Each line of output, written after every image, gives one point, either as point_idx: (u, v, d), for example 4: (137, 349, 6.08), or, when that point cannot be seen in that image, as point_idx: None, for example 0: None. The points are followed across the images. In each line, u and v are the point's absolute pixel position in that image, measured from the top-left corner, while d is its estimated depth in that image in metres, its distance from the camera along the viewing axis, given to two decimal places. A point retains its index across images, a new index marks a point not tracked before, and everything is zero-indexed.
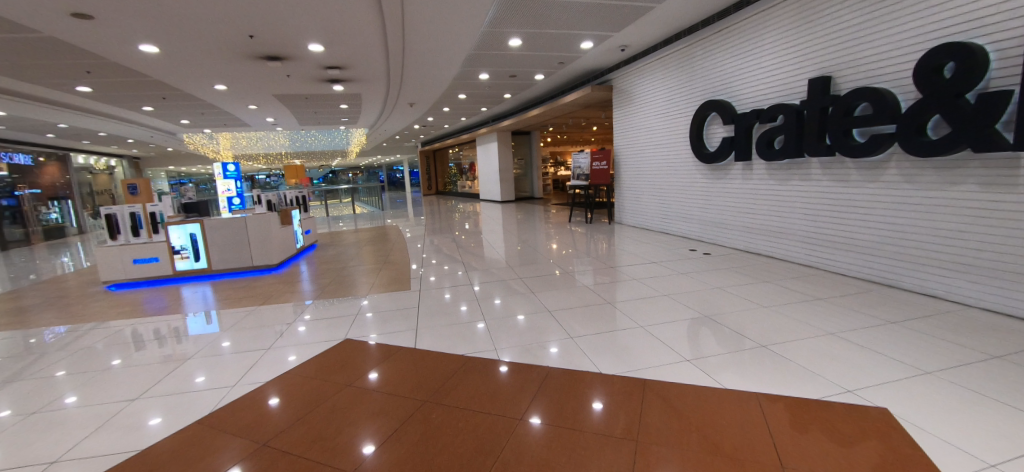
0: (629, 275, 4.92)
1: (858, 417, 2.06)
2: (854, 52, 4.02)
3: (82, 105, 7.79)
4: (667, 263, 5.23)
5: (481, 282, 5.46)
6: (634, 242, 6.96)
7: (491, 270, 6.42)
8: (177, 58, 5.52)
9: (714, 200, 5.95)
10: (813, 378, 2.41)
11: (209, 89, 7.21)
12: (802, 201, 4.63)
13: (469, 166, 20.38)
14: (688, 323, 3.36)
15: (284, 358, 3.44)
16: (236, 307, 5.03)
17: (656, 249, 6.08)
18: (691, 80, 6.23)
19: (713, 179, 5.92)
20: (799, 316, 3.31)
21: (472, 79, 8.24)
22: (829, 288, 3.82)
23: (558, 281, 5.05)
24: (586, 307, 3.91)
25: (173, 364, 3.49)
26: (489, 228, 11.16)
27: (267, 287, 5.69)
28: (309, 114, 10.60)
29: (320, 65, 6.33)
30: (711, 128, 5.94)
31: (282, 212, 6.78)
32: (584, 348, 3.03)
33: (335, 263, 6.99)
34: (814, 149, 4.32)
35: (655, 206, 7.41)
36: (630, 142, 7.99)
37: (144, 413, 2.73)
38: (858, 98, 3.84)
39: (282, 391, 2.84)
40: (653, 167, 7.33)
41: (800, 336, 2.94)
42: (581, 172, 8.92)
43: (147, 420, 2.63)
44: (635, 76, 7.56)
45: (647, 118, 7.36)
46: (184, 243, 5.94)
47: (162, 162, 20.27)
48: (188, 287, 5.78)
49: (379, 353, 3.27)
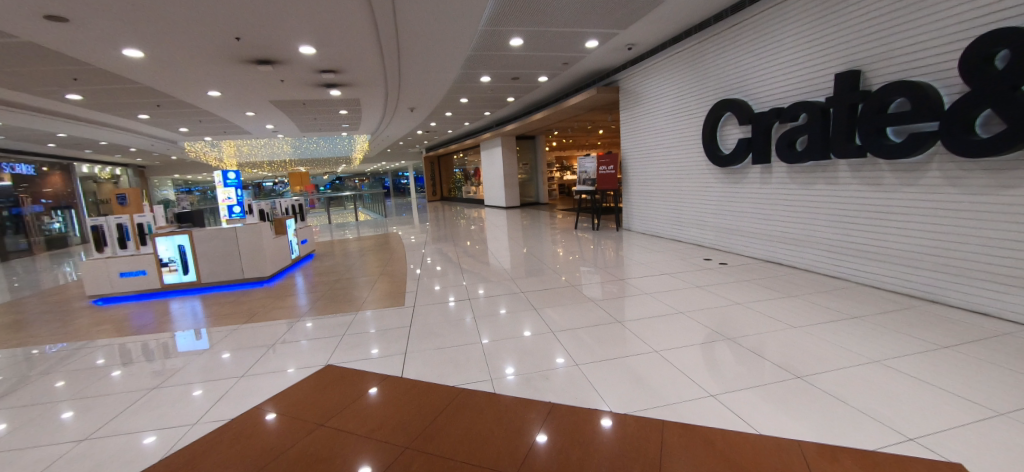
0: (640, 287, 4.57)
1: (906, 459, 1.80)
2: (888, 43, 3.67)
3: (77, 114, 7.65)
4: (680, 273, 4.88)
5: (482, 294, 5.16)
6: (644, 250, 6.61)
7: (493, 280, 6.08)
8: (164, 62, 5.31)
9: (729, 206, 5.60)
10: (853, 413, 2.12)
11: (203, 95, 7.01)
12: (828, 207, 4.27)
13: (473, 171, 20.14)
14: (708, 346, 3.01)
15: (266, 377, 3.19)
16: (223, 322, 4.77)
17: (667, 259, 5.72)
18: (703, 79, 5.89)
19: (727, 184, 5.57)
20: (834, 338, 2.95)
21: (473, 82, 7.97)
22: (864, 305, 3.45)
23: (564, 294, 4.70)
24: (594, 325, 3.55)
25: (142, 390, 3.19)
26: (493, 234, 10.85)
27: (259, 300, 5.43)
28: (309, 120, 10.41)
29: (314, 68, 6.09)
30: (725, 129, 5.58)
31: (276, 221, 6.55)
32: (591, 372, 2.74)
33: (332, 274, 6.72)
34: (842, 151, 3.96)
35: (665, 211, 7.05)
36: (638, 145, 7.67)
37: (108, 444, 2.50)
38: (893, 93, 3.48)
39: (254, 425, 2.51)
40: (663, 171, 6.98)
41: (839, 365, 2.58)
42: (587, 176, 8.58)
43: (110, 453, 2.40)
44: (642, 76, 7.25)
45: (656, 120, 7.03)
46: (172, 255, 5.69)
47: (167, 171, 20.27)
48: (176, 301, 5.53)
49: (366, 379, 2.94)
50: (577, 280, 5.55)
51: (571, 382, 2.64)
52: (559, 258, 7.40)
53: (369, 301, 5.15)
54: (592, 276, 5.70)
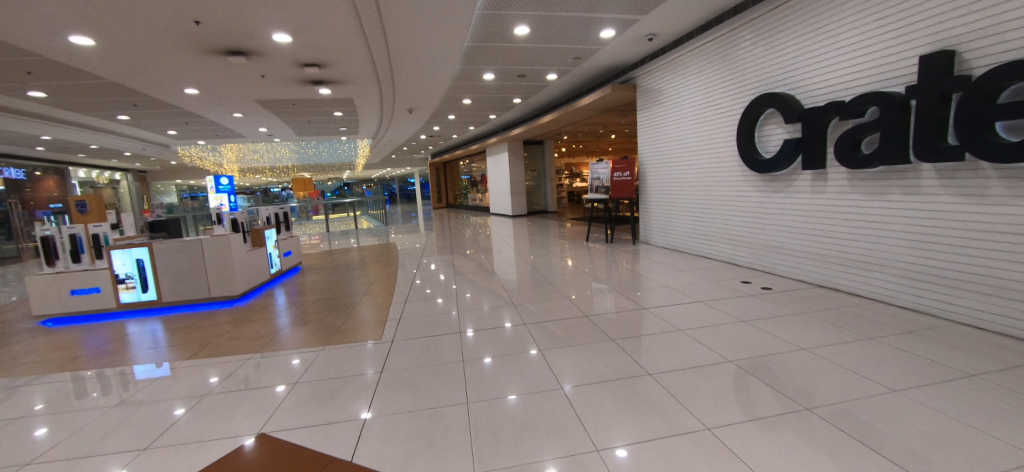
0: (669, 318, 3.75)
1: None
2: (995, 15, 2.88)
3: (50, 115, 7.09)
4: (716, 299, 4.06)
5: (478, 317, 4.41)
6: (667, 266, 5.80)
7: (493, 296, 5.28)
8: (122, 53, 4.69)
9: (770, 219, 4.80)
10: None
11: (179, 93, 6.41)
12: (907, 225, 3.46)
13: (479, 178, 19.49)
14: (777, 417, 2.21)
15: (193, 435, 2.47)
16: (175, 348, 4.07)
17: (697, 279, 4.89)
18: (738, 72, 5.12)
19: (769, 193, 4.77)
20: (958, 415, 2.12)
21: (476, 80, 7.27)
22: (975, 357, 2.61)
23: (577, 322, 3.89)
24: (616, 376, 2.75)
25: (34, 452, 2.48)
26: (497, 245, 10.10)
27: (222, 321, 4.71)
28: (303, 123, 9.80)
29: (295, 61, 5.44)
30: (766, 128, 4.79)
31: (254, 232, 5.96)
32: (621, 456, 1.99)
33: (315, 290, 6.01)
34: (930, 152, 3.17)
35: (689, 223, 6.23)
36: (657, 149, 6.89)
37: None
38: (1010, 77, 2.68)
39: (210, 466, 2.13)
40: (687, 178, 6.18)
41: (983, 469, 1.77)
42: (600, 183, 7.80)
43: None
44: (664, 72, 6.49)
45: (680, 121, 6.25)
46: (129, 270, 4.98)
47: (169, 177, 19.89)
48: (134, 323, 4.84)
49: (316, 450, 2.20)
50: (590, 301, 4.76)
51: (592, 461, 1.97)
52: (569, 272, 6.60)
53: (347, 324, 4.42)
54: (607, 296, 4.92)
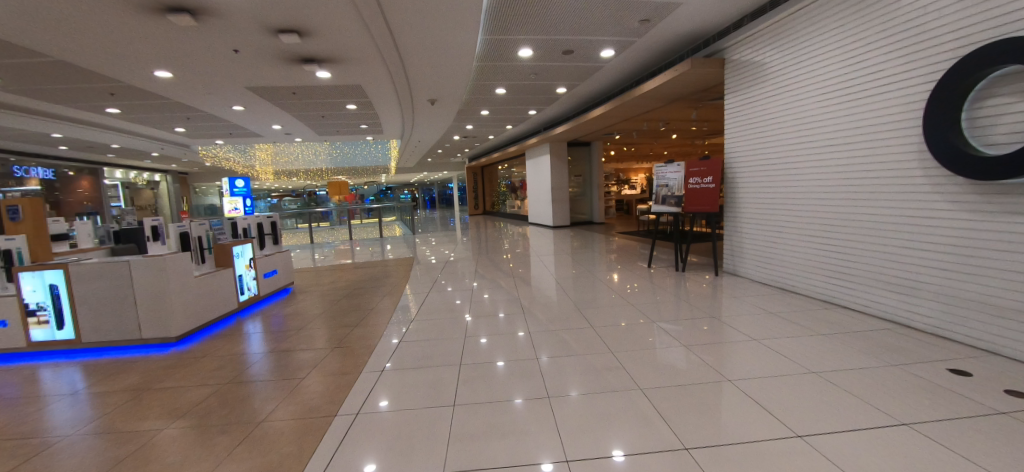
0: (849, 455, 1.90)
1: None
2: None
3: (28, 105, 6.28)
4: (923, 412, 2.17)
5: (485, 389, 2.75)
6: (782, 313, 3.83)
7: (518, 342, 3.59)
8: (29, 8, 3.51)
9: (1001, 261, 2.76)
10: None
11: (148, 75, 5.31)
12: None
13: (518, 183, 17.96)
14: None
15: None
16: (41, 417, 2.74)
17: (854, 347, 2.95)
18: (928, 15, 3.12)
19: (998, 217, 2.76)
20: None
21: (507, 57, 5.65)
22: None
23: (660, 440, 2.10)
24: None
25: None
26: (531, 260, 8.46)
27: (137, 372, 3.36)
28: (316, 119, 8.68)
29: (264, 26, 4.10)
30: (992, 104, 2.79)
31: (219, 248, 4.72)
32: None
33: (292, 322, 4.63)
34: None
35: (810, 253, 4.21)
36: (759, 145, 4.90)
37: None
38: None
39: None
40: (811, 186, 4.17)
41: None
42: (668, 192, 5.90)
43: None
44: (775, 36, 4.54)
45: (799, 103, 4.28)
46: (42, 299, 3.81)
47: (208, 179, 19.93)
48: (46, 369, 3.59)
49: None
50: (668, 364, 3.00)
51: None
52: (626, 302, 4.81)
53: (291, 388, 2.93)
54: (696, 354, 3.13)
